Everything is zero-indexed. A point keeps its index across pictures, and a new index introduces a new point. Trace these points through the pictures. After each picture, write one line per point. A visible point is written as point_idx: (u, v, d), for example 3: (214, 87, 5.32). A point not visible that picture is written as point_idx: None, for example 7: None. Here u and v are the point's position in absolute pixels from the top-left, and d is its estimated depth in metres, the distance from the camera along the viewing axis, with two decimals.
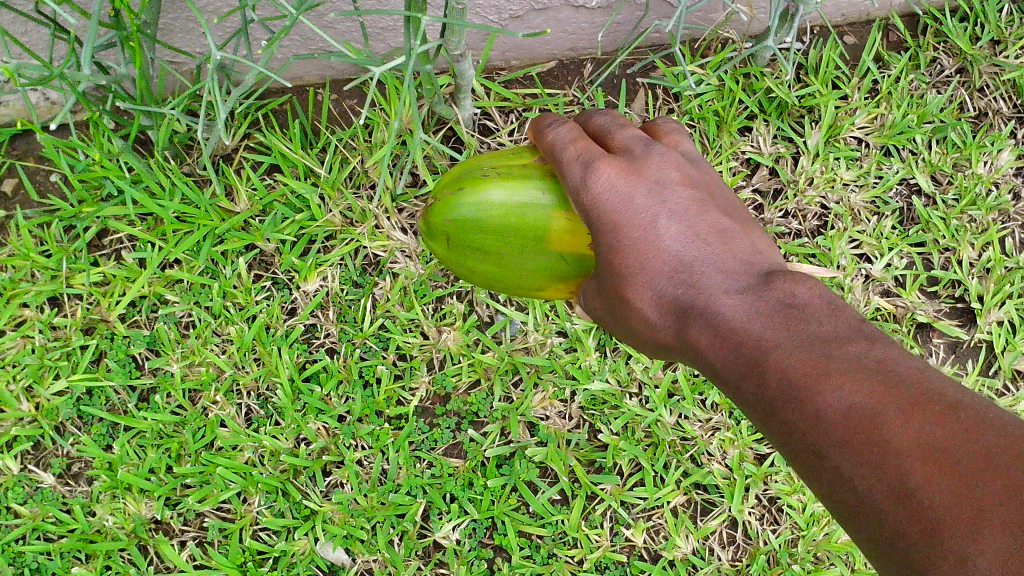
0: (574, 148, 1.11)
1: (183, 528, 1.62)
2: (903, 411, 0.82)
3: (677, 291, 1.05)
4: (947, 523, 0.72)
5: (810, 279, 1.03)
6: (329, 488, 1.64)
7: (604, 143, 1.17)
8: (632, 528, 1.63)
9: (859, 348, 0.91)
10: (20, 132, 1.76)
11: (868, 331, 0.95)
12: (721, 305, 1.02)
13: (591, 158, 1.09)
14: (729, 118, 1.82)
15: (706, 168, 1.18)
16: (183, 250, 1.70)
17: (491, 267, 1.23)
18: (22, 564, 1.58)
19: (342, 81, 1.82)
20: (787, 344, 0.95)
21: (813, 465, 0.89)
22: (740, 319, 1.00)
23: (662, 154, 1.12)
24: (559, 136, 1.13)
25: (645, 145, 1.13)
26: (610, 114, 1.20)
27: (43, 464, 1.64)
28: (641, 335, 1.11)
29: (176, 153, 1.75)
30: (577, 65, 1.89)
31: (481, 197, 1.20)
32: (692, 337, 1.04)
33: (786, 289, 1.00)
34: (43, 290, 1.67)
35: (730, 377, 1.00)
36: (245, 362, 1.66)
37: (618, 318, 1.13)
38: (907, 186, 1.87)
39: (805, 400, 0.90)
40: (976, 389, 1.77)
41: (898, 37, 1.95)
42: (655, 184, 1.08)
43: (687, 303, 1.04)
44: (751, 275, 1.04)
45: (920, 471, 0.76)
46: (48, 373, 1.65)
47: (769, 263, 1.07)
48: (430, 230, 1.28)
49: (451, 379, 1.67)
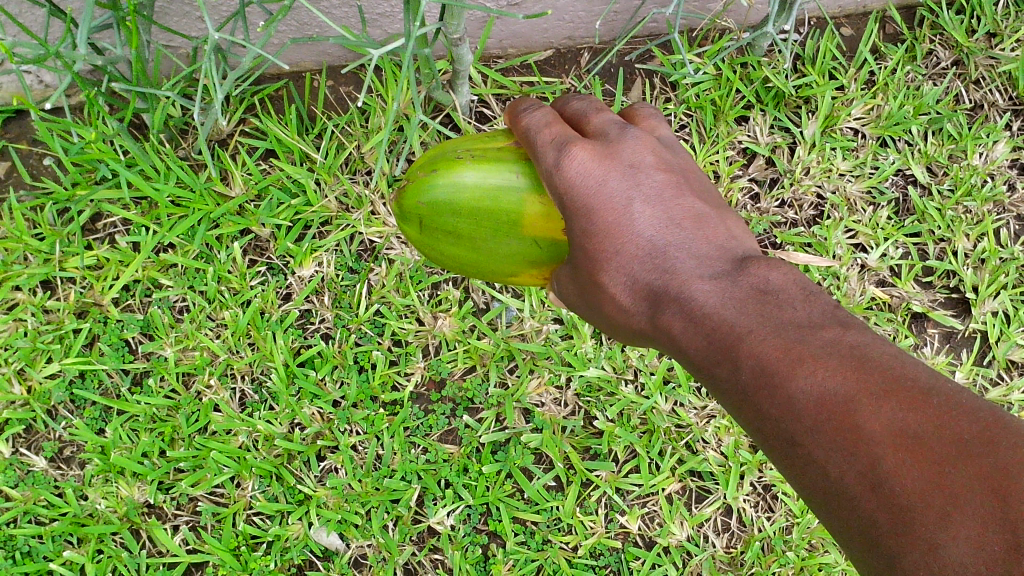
0: (550, 132, 1.09)
1: (176, 512, 1.61)
2: (877, 396, 0.79)
3: (651, 276, 1.02)
4: (920, 512, 0.71)
5: (784, 265, 0.99)
6: (323, 473, 1.63)
7: (581, 128, 1.14)
8: (627, 515, 1.63)
9: (832, 333, 0.88)
10: (13, 115, 1.75)
11: (842, 316, 0.92)
12: (694, 289, 0.99)
13: (565, 140, 1.07)
14: (726, 109, 1.82)
15: (682, 155, 1.15)
16: (177, 233, 1.69)
17: (463, 252, 1.21)
18: (13, 547, 1.57)
19: (338, 66, 1.82)
20: (759, 328, 0.92)
21: (785, 452, 0.86)
22: (714, 304, 0.97)
23: (638, 138, 1.09)
24: (534, 121, 1.11)
25: (621, 129, 1.10)
26: (587, 100, 1.18)
27: (35, 448, 1.63)
28: (616, 321, 1.09)
29: (171, 136, 1.74)
30: (575, 53, 1.88)
31: (455, 180, 1.17)
32: (666, 321, 1.01)
33: (759, 274, 0.97)
34: (36, 273, 1.66)
35: (700, 362, 0.97)
36: (239, 346, 1.65)
37: (593, 304, 1.10)
38: (903, 177, 1.87)
39: (777, 385, 0.86)
40: (970, 379, 1.76)
41: (895, 29, 1.95)
42: (629, 167, 1.05)
43: (660, 288, 1.02)
44: (724, 259, 1.01)
45: (892, 458, 0.74)
46: (41, 356, 1.64)
47: (744, 248, 1.05)
48: (403, 213, 1.25)
49: (446, 365, 1.66)
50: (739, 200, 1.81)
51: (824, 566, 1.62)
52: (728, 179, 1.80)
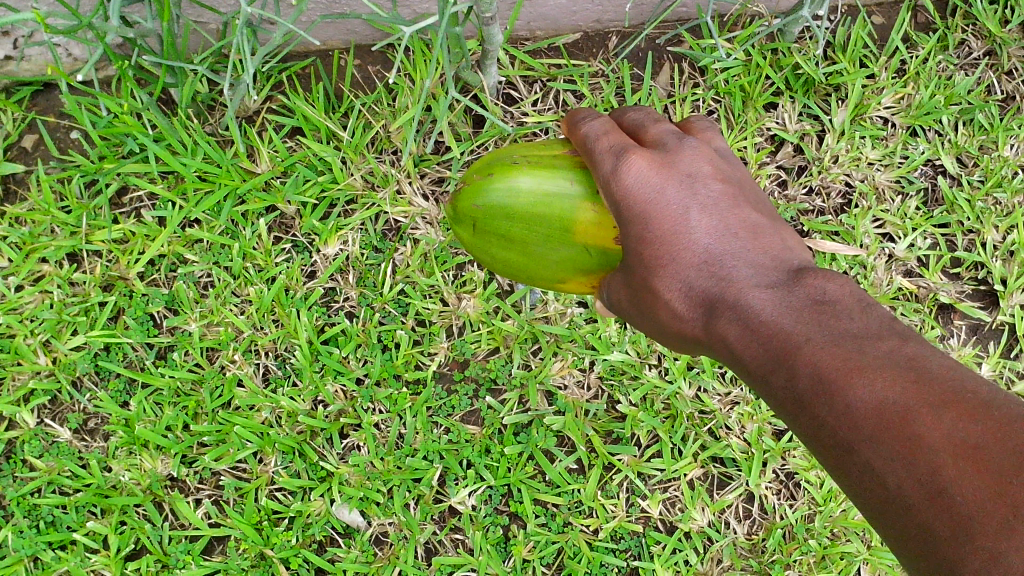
0: (607, 140, 1.09)
1: (198, 486, 1.61)
2: (935, 406, 0.77)
3: (705, 282, 1.02)
4: (980, 521, 0.69)
5: (842, 275, 0.98)
6: (346, 450, 1.64)
7: (638, 139, 1.15)
8: (649, 499, 1.62)
9: (891, 343, 0.86)
10: (41, 88, 1.75)
11: (900, 327, 0.90)
12: (750, 297, 0.98)
13: (623, 148, 1.07)
14: (755, 95, 1.81)
15: (739, 167, 1.15)
16: (204, 209, 1.70)
17: (517, 258, 1.20)
18: (37, 516, 1.57)
19: (366, 45, 1.80)
20: (813, 336, 0.91)
21: (842, 461, 0.85)
22: (771, 312, 0.96)
23: (696, 147, 1.09)
24: (592, 130, 1.12)
25: (679, 138, 1.10)
26: (644, 111, 1.19)
27: (60, 419, 1.63)
28: (669, 328, 1.08)
29: (199, 112, 1.74)
30: (603, 37, 1.86)
31: (516, 186, 1.17)
32: (720, 328, 1.00)
33: (816, 283, 0.96)
34: (63, 245, 1.67)
35: (754, 368, 0.97)
36: (264, 323, 1.66)
37: (645, 309, 1.09)
38: (932, 167, 1.85)
39: (835, 393, 0.85)
40: (997, 371, 1.75)
41: (927, 18, 1.91)
42: (686, 176, 1.05)
43: (715, 294, 1.01)
44: (780, 268, 1.01)
45: (954, 466, 0.73)
46: (66, 328, 1.64)
47: (800, 260, 1.04)
48: (457, 216, 1.26)
49: (470, 345, 1.66)
50: (767, 187, 1.79)
51: (846, 555, 1.61)
52: (756, 165, 1.79)
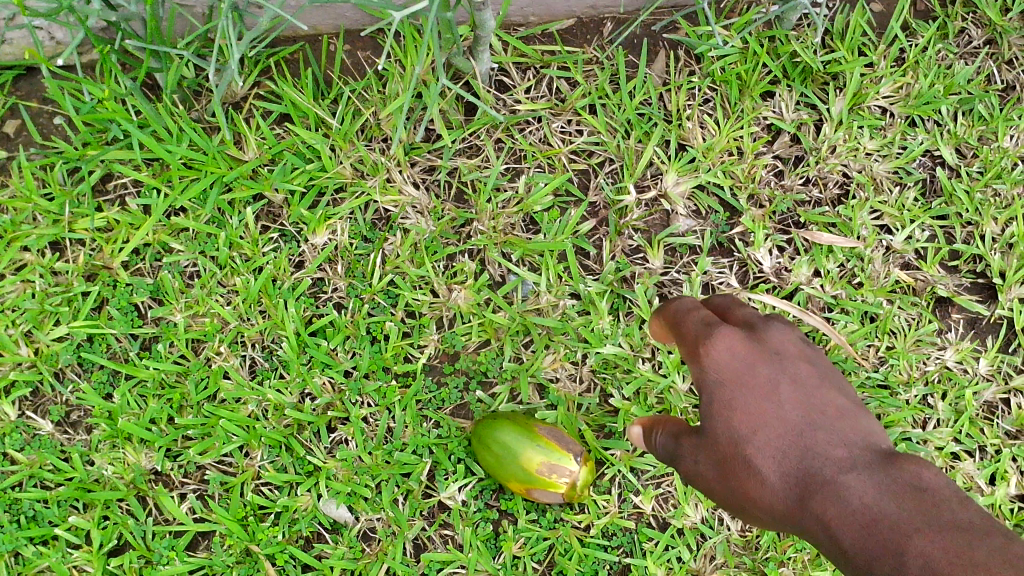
0: (697, 316, 1.20)
1: (183, 480, 1.58)
2: None
3: (798, 465, 1.03)
4: None
5: (938, 468, 0.97)
6: (334, 445, 1.61)
7: (724, 317, 1.22)
8: (641, 495, 1.60)
9: (997, 541, 0.81)
10: (23, 72, 1.71)
11: (1002, 526, 0.85)
12: (846, 486, 0.98)
13: (714, 321, 1.16)
14: (752, 83, 1.77)
15: (826, 360, 1.17)
16: (190, 197, 1.66)
17: (486, 452, 1.46)
18: (17, 511, 1.54)
19: (355, 30, 1.76)
20: (860, 474, 0.99)
21: None
22: (863, 503, 0.95)
23: (783, 330, 1.16)
24: (681, 308, 1.25)
25: (766, 320, 1.16)
26: (732, 294, 1.26)
27: (41, 412, 1.60)
28: (760, 504, 1.06)
29: (184, 98, 1.70)
30: (598, 23, 1.80)
31: (490, 429, 1.46)
32: (819, 510, 0.98)
33: (912, 469, 0.96)
34: (45, 233, 1.63)
35: (861, 558, 0.91)
36: (251, 314, 1.63)
37: (734, 482, 1.09)
38: (930, 158, 1.80)
39: None
40: (994, 366, 1.69)
41: (926, 6, 1.86)
42: (776, 353, 1.11)
43: (810, 474, 1.02)
44: (873, 456, 1.01)
45: None
46: (48, 318, 1.61)
47: (892, 448, 1.03)
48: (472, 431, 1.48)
49: (460, 338, 1.63)
50: (763, 177, 1.76)
51: None
52: (753, 155, 1.76)
